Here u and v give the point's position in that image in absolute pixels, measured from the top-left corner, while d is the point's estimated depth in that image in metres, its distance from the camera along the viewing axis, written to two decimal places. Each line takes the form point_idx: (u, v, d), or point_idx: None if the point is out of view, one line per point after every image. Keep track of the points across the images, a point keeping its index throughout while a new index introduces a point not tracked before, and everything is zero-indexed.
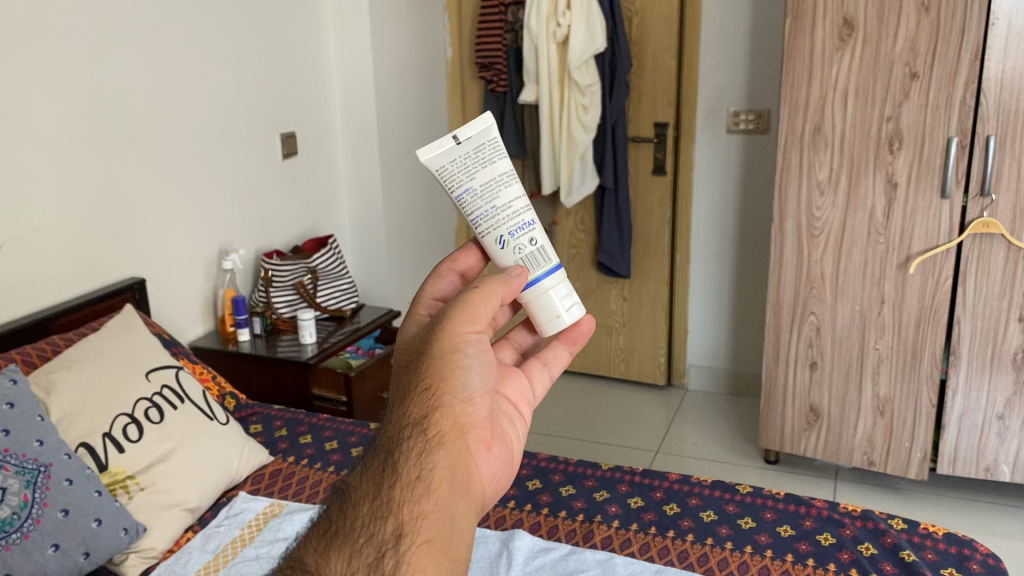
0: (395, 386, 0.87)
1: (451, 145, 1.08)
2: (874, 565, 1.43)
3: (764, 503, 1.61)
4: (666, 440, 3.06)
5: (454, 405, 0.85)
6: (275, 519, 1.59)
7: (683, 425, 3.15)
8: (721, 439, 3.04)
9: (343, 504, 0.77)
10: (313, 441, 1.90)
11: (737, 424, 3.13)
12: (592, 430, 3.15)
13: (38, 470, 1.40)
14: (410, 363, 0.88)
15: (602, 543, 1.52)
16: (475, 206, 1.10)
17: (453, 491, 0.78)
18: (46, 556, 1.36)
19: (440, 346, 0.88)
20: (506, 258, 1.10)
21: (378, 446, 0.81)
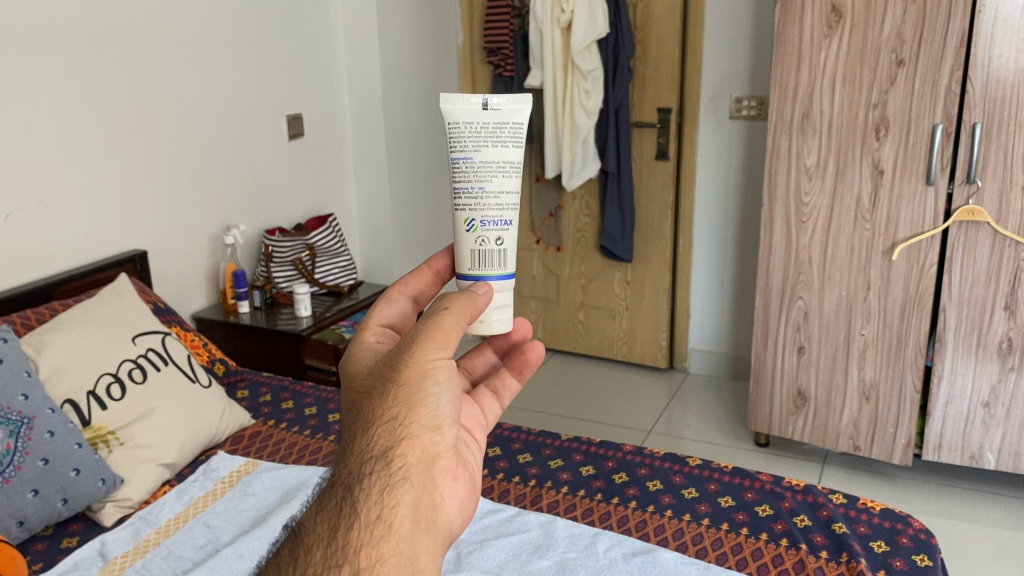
0: (355, 413, 0.77)
1: (477, 108, 0.97)
2: (805, 536, 1.48)
3: (710, 475, 1.68)
4: (662, 421, 3.11)
5: (421, 435, 0.76)
6: (247, 476, 1.70)
7: (680, 406, 3.20)
8: (716, 421, 3.08)
9: (293, 548, 0.68)
10: (294, 406, 2.01)
11: (735, 408, 3.17)
12: (593, 409, 3.22)
13: (21, 422, 1.52)
14: (371, 388, 0.79)
15: (548, 506, 1.60)
16: (465, 180, 0.98)
17: (416, 529, 0.71)
18: (26, 500, 1.48)
19: (407, 373, 0.77)
20: (465, 242, 0.98)
21: (335, 479, 0.73)
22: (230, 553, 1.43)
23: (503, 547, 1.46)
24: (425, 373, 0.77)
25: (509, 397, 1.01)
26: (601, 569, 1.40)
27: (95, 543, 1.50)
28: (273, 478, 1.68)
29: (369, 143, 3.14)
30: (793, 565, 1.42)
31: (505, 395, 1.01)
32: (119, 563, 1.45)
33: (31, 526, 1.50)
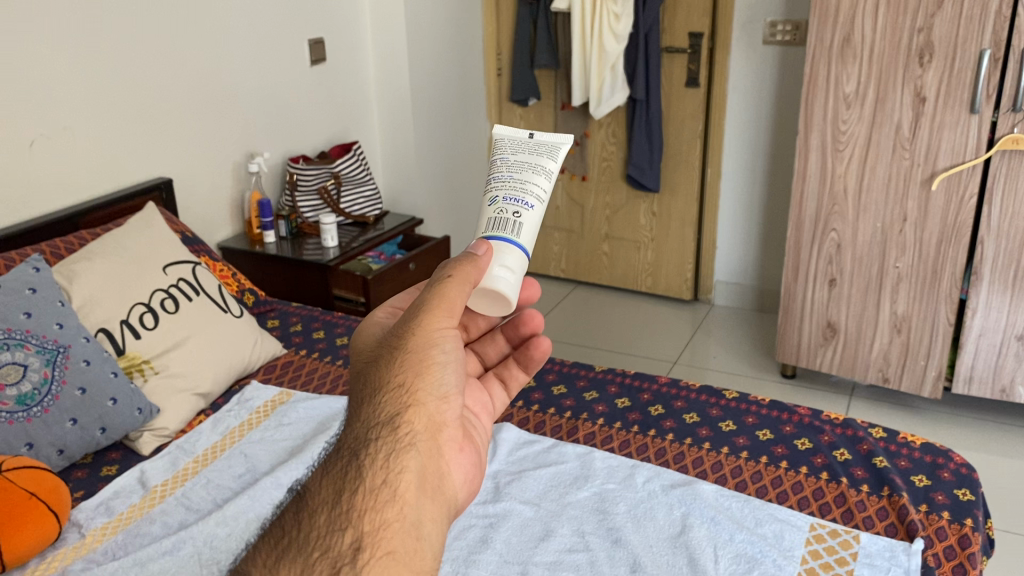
0: (362, 380, 0.76)
1: (523, 137, 1.12)
2: (845, 470, 1.47)
3: (748, 408, 1.66)
4: (687, 352, 3.09)
5: (428, 402, 0.75)
6: (282, 406, 1.70)
7: (706, 338, 3.18)
8: (741, 352, 3.06)
9: (296, 511, 0.67)
10: (325, 336, 2.00)
11: (761, 339, 3.15)
12: (615, 340, 3.20)
13: (57, 351, 1.51)
14: (377, 355, 0.77)
15: (585, 438, 1.60)
16: (500, 171, 1.07)
17: (421, 496, 0.70)
18: (65, 429, 1.48)
19: (415, 340, 0.76)
20: (485, 214, 1.01)
21: (341, 444, 0.71)
22: (269, 483, 1.44)
23: (542, 478, 1.46)
24: (432, 341, 0.76)
25: (515, 388, 1.01)
26: (640, 501, 1.40)
27: (135, 471, 1.51)
28: (308, 407, 1.68)
29: (391, 68, 3.07)
30: (835, 498, 1.41)
31: (511, 385, 1.01)
32: (159, 491, 1.46)
33: (71, 455, 1.50)
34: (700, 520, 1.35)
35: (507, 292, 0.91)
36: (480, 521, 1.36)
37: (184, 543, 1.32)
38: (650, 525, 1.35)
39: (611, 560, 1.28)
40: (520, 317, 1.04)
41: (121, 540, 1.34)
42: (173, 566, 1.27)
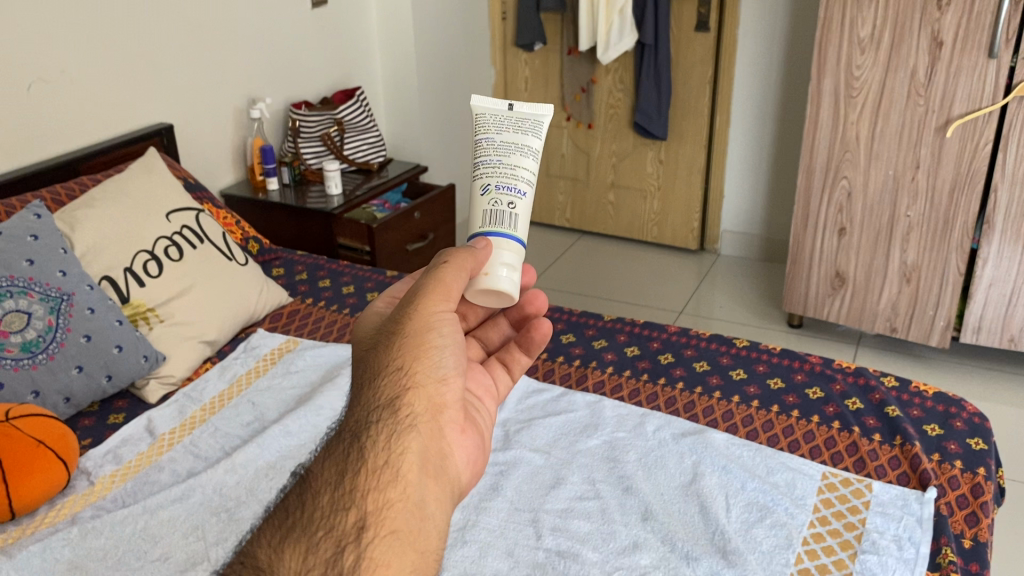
0: (362, 367, 0.81)
1: (504, 110, 1.13)
2: (857, 419, 1.46)
3: (759, 357, 1.65)
4: (693, 301, 3.07)
5: (427, 385, 0.80)
6: (289, 354, 1.69)
7: (712, 287, 3.16)
8: (747, 302, 3.05)
9: (301, 492, 0.72)
10: (331, 284, 1.98)
11: (767, 288, 3.13)
12: (621, 290, 3.18)
13: (61, 299, 1.49)
14: (376, 343, 0.83)
15: (594, 386, 1.59)
16: (486, 154, 1.09)
17: (423, 476, 0.75)
18: (71, 377, 1.47)
19: (411, 325, 0.82)
20: (480, 203, 1.04)
21: (343, 428, 0.77)
22: (278, 431, 1.44)
23: (551, 427, 1.45)
24: (428, 326, 0.83)
25: (519, 371, 1.01)
26: (650, 450, 1.39)
27: (142, 419, 1.50)
28: (314, 355, 1.67)
29: (394, 12, 3.00)
30: (847, 447, 1.40)
31: (515, 368, 1.01)
32: (167, 439, 1.45)
33: (78, 402, 1.49)
34: (711, 469, 1.34)
35: (512, 287, 0.94)
36: (490, 469, 1.36)
37: (194, 491, 1.32)
38: (661, 474, 1.34)
39: (622, 508, 1.27)
40: (523, 299, 1.05)
41: (130, 488, 1.34)
42: (184, 513, 1.27)
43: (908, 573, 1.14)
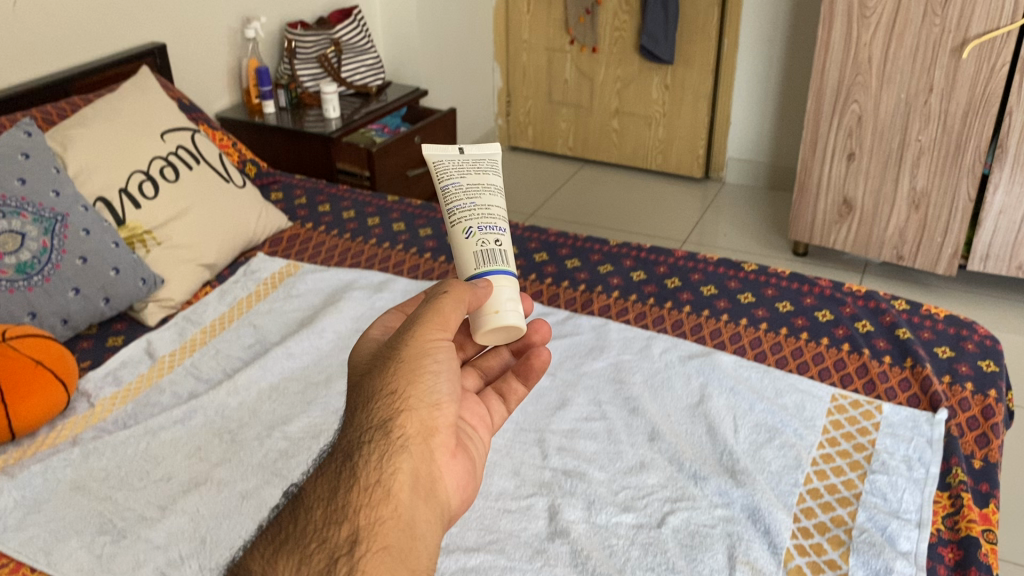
0: (356, 391, 0.79)
1: (455, 153, 1.10)
2: (867, 341, 1.44)
3: (767, 280, 1.62)
4: (698, 229, 3.03)
5: (421, 408, 0.78)
6: (290, 278, 1.66)
7: (717, 215, 3.12)
8: (752, 230, 3.01)
9: (292, 509, 0.70)
10: (331, 209, 1.94)
11: (773, 217, 3.09)
12: (625, 218, 3.13)
13: (55, 220, 1.45)
14: (372, 367, 0.81)
15: (600, 310, 1.56)
16: (455, 198, 1.03)
17: (415, 497, 0.73)
18: (68, 299, 1.44)
19: (408, 350, 0.80)
20: (466, 246, 0.97)
21: (335, 448, 0.75)
22: (281, 353, 1.42)
23: (556, 349, 1.43)
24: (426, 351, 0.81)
25: (515, 402, 0.97)
26: (657, 372, 1.37)
27: (141, 342, 1.48)
28: (316, 279, 1.64)
29: None
30: (856, 369, 1.38)
31: (511, 398, 0.97)
32: (168, 362, 1.44)
33: (76, 325, 1.47)
34: (719, 390, 1.32)
35: (519, 321, 0.89)
36: None
37: (196, 413, 1.30)
38: (668, 396, 1.32)
39: (629, 429, 1.26)
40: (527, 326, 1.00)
41: (131, 410, 1.32)
42: (186, 434, 1.26)
43: (917, 491, 1.13)
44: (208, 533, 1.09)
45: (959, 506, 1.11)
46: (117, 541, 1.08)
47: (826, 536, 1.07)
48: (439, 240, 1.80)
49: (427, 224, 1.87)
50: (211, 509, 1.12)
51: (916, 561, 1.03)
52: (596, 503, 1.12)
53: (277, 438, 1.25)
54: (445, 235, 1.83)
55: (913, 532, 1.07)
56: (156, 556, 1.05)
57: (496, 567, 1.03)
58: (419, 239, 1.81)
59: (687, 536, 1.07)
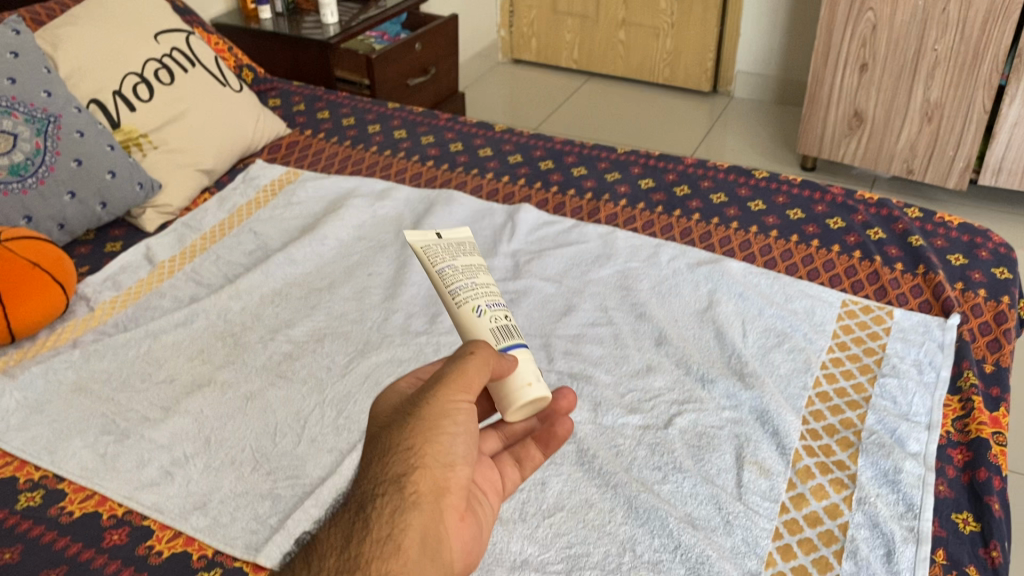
0: (372, 445, 0.71)
1: (433, 237, 0.94)
2: (879, 249, 1.41)
3: (777, 188, 1.58)
4: (706, 143, 2.97)
5: (437, 467, 0.69)
6: (290, 185, 1.62)
7: (725, 130, 3.05)
8: (760, 146, 2.94)
9: (304, 556, 0.66)
10: (331, 117, 1.88)
11: (782, 131, 3.03)
12: (631, 131, 3.06)
13: (48, 121, 1.41)
14: (390, 421, 0.72)
15: (607, 218, 1.53)
16: (457, 279, 0.89)
17: (422, 556, 0.66)
18: (64, 203, 1.41)
19: (426, 408, 0.70)
20: (480, 326, 0.84)
21: (350, 498, 0.69)
22: (282, 259, 1.40)
23: (563, 257, 1.41)
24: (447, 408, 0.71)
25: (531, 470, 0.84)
26: (665, 278, 1.35)
27: (140, 247, 1.45)
28: (316, 186, 1.61)
29: None
30: (867, 276, 1.36)
31: (527, 464, 0.84)
32: (168, 267, 1.41)
33: (73, 230, 1.44)
34: (728, 296, 1.30)
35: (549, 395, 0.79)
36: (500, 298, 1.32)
37: (197, 316, 1.28)
38: (676, 301, 1.30)
39: (636, 334, 1.24)
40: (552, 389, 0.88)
41: (132, 314, 1.30)
42: (188, 337, 1.25)
43: (927, 395, 1.12)
44: (212, 433, 1.08)
45: (969, 409, 1.10)
46: (122, 440, 1.07)
47: (835, 437, 1.06)
48: (441, 148, 1.76)
49: (429, 130, 1.82)
50: (215, 410, 1.12)
51: (925, 461, 1.02)
52: (603, 405, 1.12)
53: (280, 342, 1.23)
54: (447, 142, 1.78)
55: (922, 434, 1.06)
56: (161, 455, 1.05)
57: None
58: (421, 147, 1.77)
59: (694, 437, 1.06)
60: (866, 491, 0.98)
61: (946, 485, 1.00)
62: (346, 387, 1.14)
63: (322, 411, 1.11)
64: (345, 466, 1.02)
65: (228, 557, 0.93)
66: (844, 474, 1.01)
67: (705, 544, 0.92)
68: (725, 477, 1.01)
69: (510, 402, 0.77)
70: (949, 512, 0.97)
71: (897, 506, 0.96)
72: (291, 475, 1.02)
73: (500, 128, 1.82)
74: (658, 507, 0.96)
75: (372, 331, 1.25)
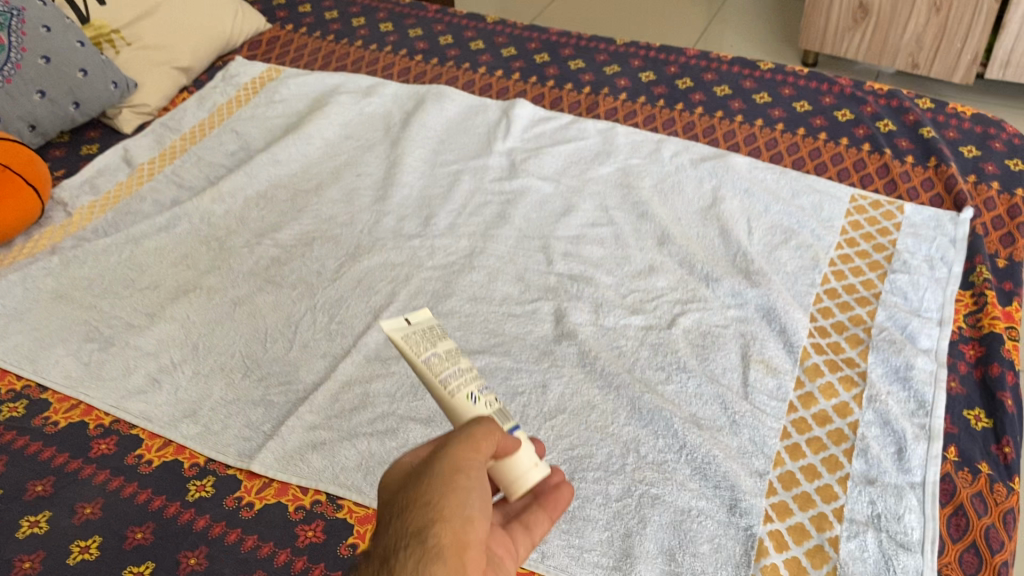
0: (386, 512, 0.60)
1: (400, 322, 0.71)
2: (889, 142, 1.35)
3: (784, 80, 1.51)
4: (710, 28, 2.83)
5: (456, 521, 0.57)
6: (272, 83, 1.54)
7: (730, 14, 2.90)
8: (767, 28, 2.80)
9: None
10: (313, 10, 1.79)
11: (791, 12, 2.87)
12: (631, 14, 2.91)
13: (11, 15, 1.32)
14: (404, 484, 0.61)
15: (606, 114, 1.46)
16: (445, 367, 0.69)
17: None
18: (34, 103, 1.33)
19: (441, 464, 0.59)
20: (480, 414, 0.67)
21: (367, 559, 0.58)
22: (266, 159, 1.33)
23: (561, 155, 1.35)
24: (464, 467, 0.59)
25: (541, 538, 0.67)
26: (667, 175, 1.30)
27: (117, 149, 1.39)
28: (300, 84, 1.53)
29: None
30: (877, 170, 1.30)
31: (537, 530, 0.67)
32: (147, 170, 1.35)
33: (45, 131, 1.37)
34: (732, 192, 1.25)
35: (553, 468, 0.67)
36: (496, 199, 1.27)
37: (180, 220, 1.23)
38: (678, 199, 1.25)
39: (637, 234, 1.19)
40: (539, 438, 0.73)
41: (112, 219, 1.25)
42: (171, 242, 1.20)
43: (939, 290, 1.09)
44: (200, 339, 1.04)
45: (982, 304, 1.07)
46: (106, 348, 1.03)
47: (844, 335, 1.03)
48: (430, 42, 1.67)
49: (417, 23, 1.73)
50: (202, 316, 1.08)
51: (937, 358, 0.99)
52: (604, 306, 1.08)
53: (268, 246, 1.18)
54: (436, 35, 1.69)
55: (934, 330, 1.03)
56: (147, 363, 1.01)
57: (502, 369, 1.00)
58: (409, 40, 1.68)
59: (698, 336, 1.03)
60: (877, 388, 0.95)
61: (958, 381, 0.97)
62: (338, 291, 1.10)
63: (314, 316, 1.07)
64: (339, 370, 0.98)
65: (221, 465, 0.90)
66: (854, 371, 0.98)
67: (711, 444, 0.89)
68: (731, 376, 0.98)
69: (512, 488, 0.65)
70: (961, 408, 0.94)
71: (908, 404, 0.94)
72: (283, 381, 0.99)
73: (492, 20, 1.73)
74: (663, 407, 0.93)
75: (362, 235, 1.20)
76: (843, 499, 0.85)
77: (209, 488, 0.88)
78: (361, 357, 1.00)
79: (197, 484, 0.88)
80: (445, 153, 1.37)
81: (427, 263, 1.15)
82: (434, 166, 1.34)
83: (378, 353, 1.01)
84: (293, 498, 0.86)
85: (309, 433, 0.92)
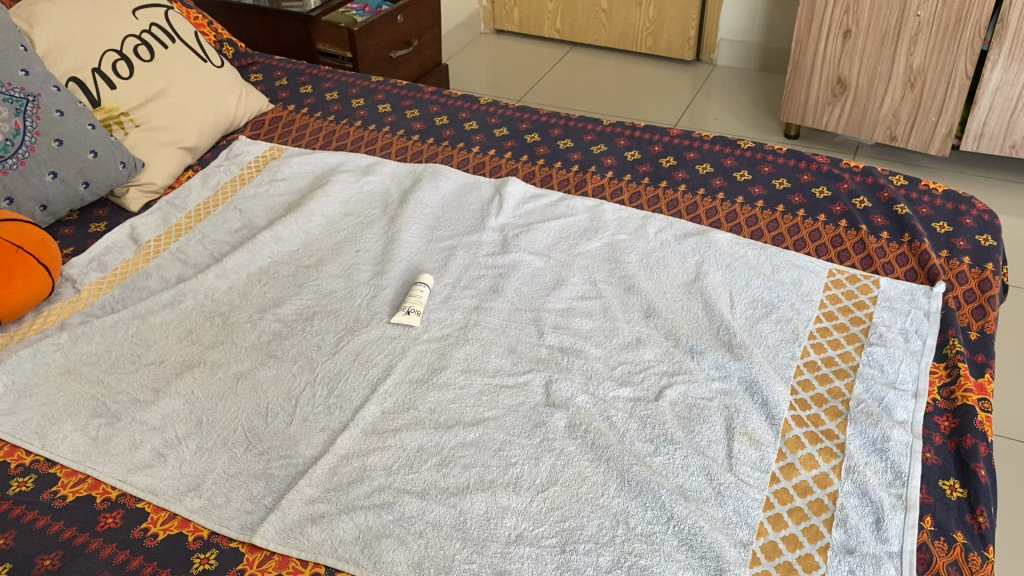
0: None
1: None
2: (865, 218, 1.42)
3: (763, 158, 1.59)
4: (695, 102, 2.91)
5: None
6: (275, 162, 1.61)
7: (715, 88, 2.98)
8: (750, 103, 2.88)
9: None
10: (313, 91, 1.87)
11: (773, 88, 2.95)
12: (618, 90, 3.00)
13: (26, 100, 1.38)
14: None
15: (593, 191, 1.53)
16: None
17: None
18: (46, 184, 1.38)
19: None
20: None
21: None
22: (269, 237, 1.38)
23: (551, 230, 1.40)
24: None
25: None
26: (651, 251, 1.35)
27: (125, 227, 1.44)
28: (301, 162, 1.60)
29: None
30: (853, 246, 1.36)
31: None
32: (154, 247, 1.40)
33: (55, 211, 1.41)
34: (715, 267, 1.31)
35: None
36: (489, 272, 1.32)
37: (185, 296, 1.28)
38: (663, 273, 1.30)
39: (625, 306, 1.24)
40: None
41: (119, 295, 1.30)
42: (176, 318, 1.24)
43: (914, 362, 1.14)
44: (204, 414, 1.08)
45: (955, 376, 1.12)
46: (113, 423, 1.07)
47: (824, 407, 1.07)
48: (426, 122, 1.75)
49: (413, 104, 1.81)
50: (206, 391, 1.11)
51: (913, 429, 1.04)
52: (594, 378, 1.12)
53: (270, 320, 1.23)
54: (432, 116, 1.77)
55: (910, 403, 1.07)
56: (153, 437, 1.05)
57: (496, 440, 1.03)
58: (406, 121, 1.75)
59: (684, 409, 1.07)
60: (855, 460, 1.00)
61: (933, 452, 1.02)
62: (336, 365, 1.14)
63: (314, 390, 1.11)
64: (338, 444, 1.03)
65: (224, 538, 0.94)
66: (834, 443, 1.02)
67: (697, 515, 0.93)
68: (717, 449, 1.02)
69: None
70: (937, 478, 0.99)
71: (885, 474, 0.98)
72: (283, 455, 1.02)
73: (484, 101, 1.81)
74: (651, 479, 0.97)
75: (360, 309, 1.24)
76: (824, 567, 0.89)
77: (213, 561, 0.92)
78: (358, 432, 1.05)
79: (201, 557, 0.92)
80: (441, 229, 1.42)
81: (423, 335, 1.19)
82: (430, 242, 1.39)
83: (375, 427, 1.06)
84: (293, 570, 0.90)
85: (309, 506, 0.96)
